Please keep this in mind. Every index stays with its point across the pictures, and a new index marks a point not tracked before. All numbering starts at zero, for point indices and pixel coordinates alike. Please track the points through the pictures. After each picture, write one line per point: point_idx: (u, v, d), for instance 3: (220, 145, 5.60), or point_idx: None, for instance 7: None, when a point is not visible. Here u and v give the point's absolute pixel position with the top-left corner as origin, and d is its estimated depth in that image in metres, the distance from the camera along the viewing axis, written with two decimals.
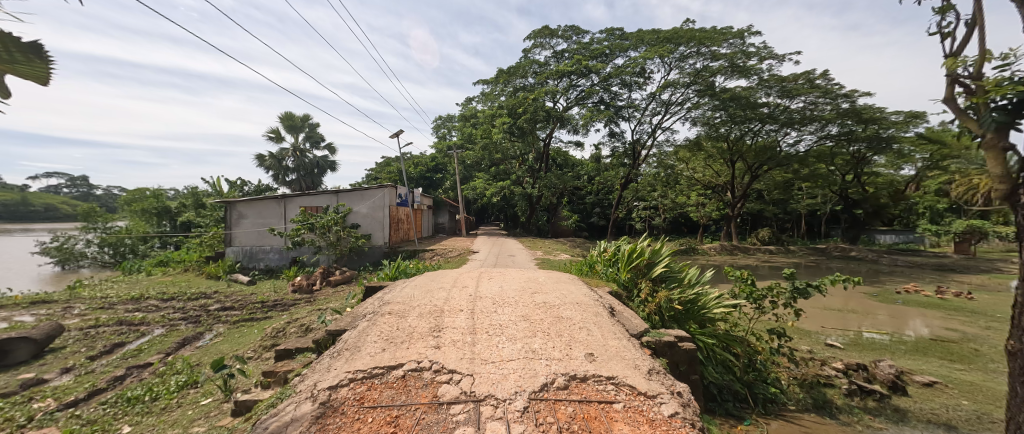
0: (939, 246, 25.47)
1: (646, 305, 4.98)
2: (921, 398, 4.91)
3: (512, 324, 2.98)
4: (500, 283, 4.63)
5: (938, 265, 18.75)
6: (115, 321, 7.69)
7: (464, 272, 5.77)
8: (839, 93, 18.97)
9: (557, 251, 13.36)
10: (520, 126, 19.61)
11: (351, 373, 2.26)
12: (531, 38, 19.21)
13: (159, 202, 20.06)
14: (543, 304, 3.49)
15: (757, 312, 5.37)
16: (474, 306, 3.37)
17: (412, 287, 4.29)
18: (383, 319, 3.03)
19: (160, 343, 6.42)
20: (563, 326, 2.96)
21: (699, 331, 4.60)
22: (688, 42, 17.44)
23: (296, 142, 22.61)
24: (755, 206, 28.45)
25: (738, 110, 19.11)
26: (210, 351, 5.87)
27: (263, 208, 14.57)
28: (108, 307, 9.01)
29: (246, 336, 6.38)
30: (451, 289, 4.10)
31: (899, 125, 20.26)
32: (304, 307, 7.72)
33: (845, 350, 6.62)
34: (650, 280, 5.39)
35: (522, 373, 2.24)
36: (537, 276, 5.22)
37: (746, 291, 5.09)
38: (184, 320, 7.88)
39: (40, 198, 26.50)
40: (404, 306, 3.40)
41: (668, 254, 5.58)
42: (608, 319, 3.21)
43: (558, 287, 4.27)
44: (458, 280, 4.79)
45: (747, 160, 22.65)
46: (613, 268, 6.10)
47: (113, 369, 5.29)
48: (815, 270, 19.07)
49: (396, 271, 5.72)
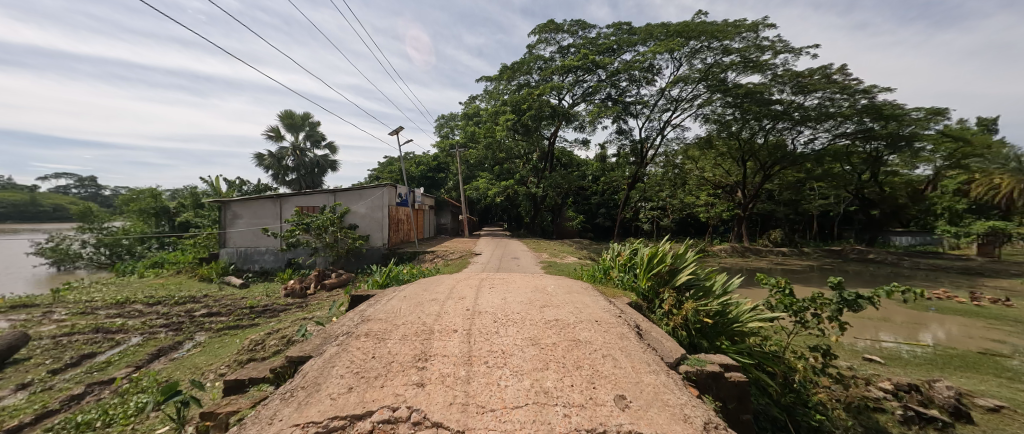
0: (959, 248, 24.44)
1: (671, 318, 4.37)
2: (991, 426, 4.17)
3: (518, 350, 2.37)
4: (504, 294, 4.00)
5: (963, 269, 17.85)
6: (91, 328, 7.19)
7: (462, 279, 5.16)
8: (857, 89, 18.23)
9: (563, 253, 12.70)
10: (525, 123, 19.07)
11: (300, 428, 1.66)
12: (536, 33, 18.75)
13: (157, 202, 19.75)
14: (554, 322, 2.86)
15: (798, 327, 4.67)
16: (471, 326, 2.76)
17: (400, 299, 3.68)
18: (357, 344, 2.42)
19: (132, 354, 5.89)
20: (582, 354, 2.33)
21: (732, 349, 3.94)
22: (700, 36, 16.76)
23: (296, 142, 22.21)
24: (766, 206, 27.62)
25: (752, 106, 18.35)
26: (184, 365, 5.30)
27: (258, 208, 14.11)
28: (90, 312, 8.56)
29: (225, 347, 5.82)
30: (446, 302, 3.49)
31: (920, 122, 19.37)
32: (293, 315, 7.19)
33: (888, 366, 5.93)
34: (674, 289, 4.73)
35: (532, 431, 1.61)
36: (547, 285, 4.58)
37: (784, 303, 4.46)
38: (165, 328, 7.35)
39: (48, 198, 26.67)
40: (385, 325, 2.78)
41: (693, 259, 4.89)
42: (636, 342, 2.56)
43: (571, 299, 3.62)
44: (455, 290, 4.17)
45: (759, 159, 21.94)
46: (630, 275, 5.45)
47: (72, 386, 4.77)
48: (832, 274, 18.27)
49: (388, 278, 5.09)
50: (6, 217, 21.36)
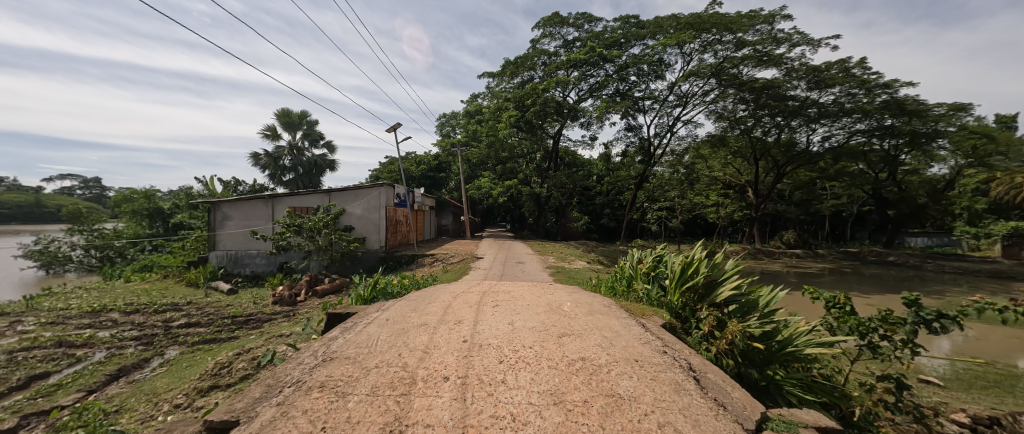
0: (980, 249, 23.52)
1: (713, 342, 3.63)
2: None
3: (535, 415, 1.64)
4: (512, 315, 3.24)
5: (993, 272, 16.89)
6: (54, 342, 6.50)
7: (460, 293, 4.40)
8: (876, 84, 17.37)
9: (571, 257, 11.94)
10: (530, 120, 18.38)
11: None
12: (541, 27, 18.04)
13: (150, 203, 19.04)
14: (581, 363, 2.12)
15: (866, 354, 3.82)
16: (470, 371, 2.01)
17: (380, 323, 2.93)
18: (306, 405, 1.70)
19: (87, 375, 5.19)
20: (628, 422, 1.60)
21: (786, 379, 3.21)
22: (712, 29, 15.97)
23: (294, 141, 21.57)
24: (778, 206, 26.73)
25: (767, 101, 17.45)
26: (141, 391, 4.59)
27: (250, 209, 13.47)
28: (60, 321, 7.90)
29: (193, 367, 5.12)
30: (438, 330, 2.75)
31: (944, 118, 18.44)
32: (274, 329, 6.47)
33: (950, 390, 5.17)
34: (713, 306, 3.96)
35: None
36: (562, 302, 3.83)
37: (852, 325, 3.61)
38: (136, 342, 6.68)
39: (50, 199, 26.42)
40: (351, 369, 2.05)
41: (734, 270, 4.08)
42: (700, 399, 1.82)
43: (595, 324, 2.89)
44: (451, 309, 3.42)
45: (772, 157, 21.10)
46: (658, 288, 4.75)
47: (4, 418, 4.05)
48: (852, 277, 17.34)
49: (374, 291, 4.39)
50: (7, 219, 20.99)
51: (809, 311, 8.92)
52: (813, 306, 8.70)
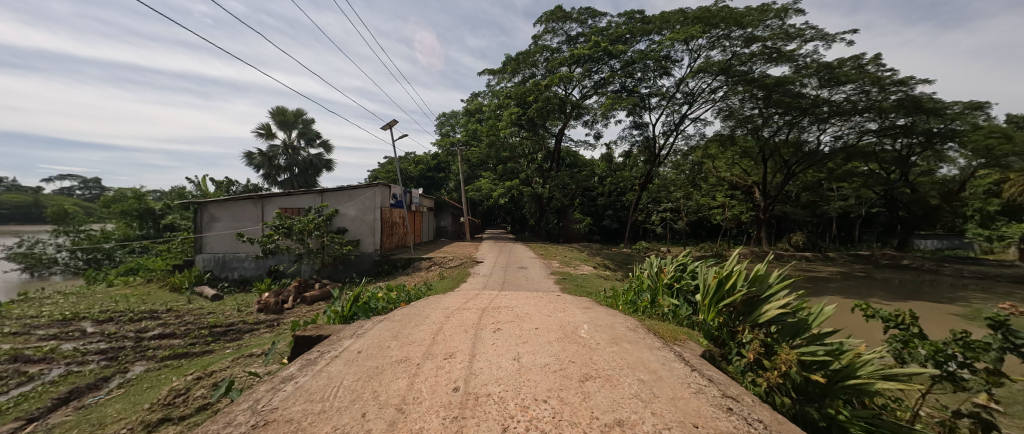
0: (993, 253, 22.84)
1: (761, 374, 3.01)
2: None
3: None
4: (520, 347, 2.61)
5: (1014, 277, 16.19)
6: (7, 358, 5.85)
7: (455, 310, 3.77)
8: (890, 81, 16.66)
9: (575, 261, 11.29)
10: (532, 117, 17.62)
11: None
12: (543, 22, 17.47)
13: (140, 204, 18.23)
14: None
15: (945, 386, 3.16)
16: None
17: (349, 362, 2.29)
18: None
19: (32, 399, 4.54)
20: None
21: (849, 415, 2.52)
22: (722, 23, 15.29)
23: (289, 140, 21.00)
24: (785, 208, 26.07)
25: (777, 99, 16.71)
26: (87, 419, 3.97)
27: (239, 210, 12.90)
28: (24, 332, 7.28)
29: (153, 390, 4.50)
30: (422, 372, 2.11)
31: (961, 116, 17.75)
32: (251, 343, 5.84)
33: (1016, 420, 4.50)
34: (757, 328, 3.36)
35: None
36: (579, 327, 3.21)
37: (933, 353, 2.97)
38: (99, 356, 6.05)
39: (49, 198, 26.09)
40: None
41: (780, 284, 3.48)
42: None
43: (627, 366, 2.30)
44: (442, 337, 2.80)
45: (780, 157, 20.42)
46: (686, 304, 4.19)
47: None
48: (868, 282, 16.59)
49: (356, 308, 3.80)
50: (5, 219, 20.70)
51: (861, 330, 8.10)
52: (869, 327, 7.88)
